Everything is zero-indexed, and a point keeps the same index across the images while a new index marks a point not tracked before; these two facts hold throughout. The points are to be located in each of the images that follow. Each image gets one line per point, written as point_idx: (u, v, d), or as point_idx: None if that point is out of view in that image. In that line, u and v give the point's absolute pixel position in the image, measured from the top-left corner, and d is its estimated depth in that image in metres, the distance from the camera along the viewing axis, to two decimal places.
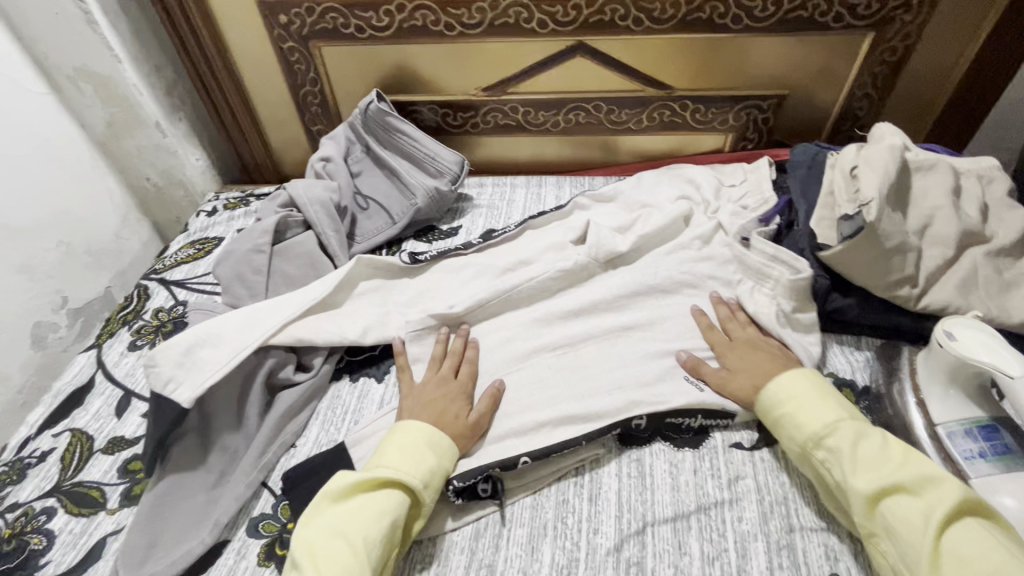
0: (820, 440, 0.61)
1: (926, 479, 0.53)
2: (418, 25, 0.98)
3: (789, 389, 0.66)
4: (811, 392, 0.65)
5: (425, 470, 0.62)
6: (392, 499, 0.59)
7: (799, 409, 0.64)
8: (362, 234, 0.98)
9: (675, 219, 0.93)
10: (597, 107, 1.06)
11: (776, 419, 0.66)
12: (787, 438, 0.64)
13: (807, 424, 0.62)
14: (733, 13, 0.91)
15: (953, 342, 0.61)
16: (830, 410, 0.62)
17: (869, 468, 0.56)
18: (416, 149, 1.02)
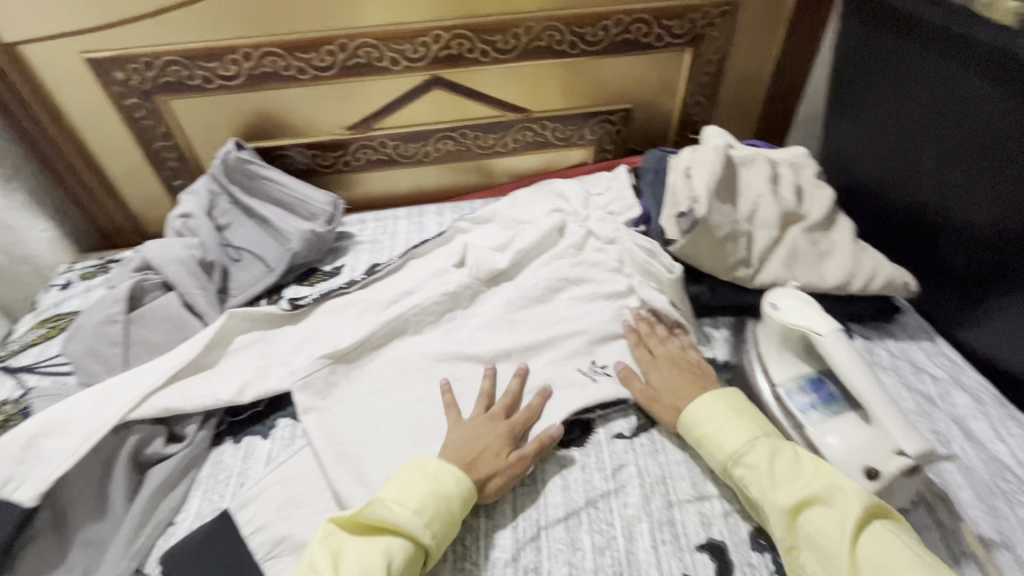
0: (738, 458, 0.62)
1: (834, 489, 0.56)
2: (269, 71, 0.97)
3: (708, 413, 0.67)
4: (725, 413, 0.66)
5: (441, 525, 0.59)
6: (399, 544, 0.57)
7: (717, 430, 0.65)
8: (237, 286, 0.95)
9: (548, 232, 0.99)
10: (463, 134, 1.10)
11: (698, 438, 0.67)
12: (712, 457, 0.65)
13: (725, 443, 0.64)
14: (569, 40, 1.00)
15: (776, 310, 0.71)
16: (743, 428, 0.64)
17: (787, 483, 0.58)
18: (284, 194, 1.01)
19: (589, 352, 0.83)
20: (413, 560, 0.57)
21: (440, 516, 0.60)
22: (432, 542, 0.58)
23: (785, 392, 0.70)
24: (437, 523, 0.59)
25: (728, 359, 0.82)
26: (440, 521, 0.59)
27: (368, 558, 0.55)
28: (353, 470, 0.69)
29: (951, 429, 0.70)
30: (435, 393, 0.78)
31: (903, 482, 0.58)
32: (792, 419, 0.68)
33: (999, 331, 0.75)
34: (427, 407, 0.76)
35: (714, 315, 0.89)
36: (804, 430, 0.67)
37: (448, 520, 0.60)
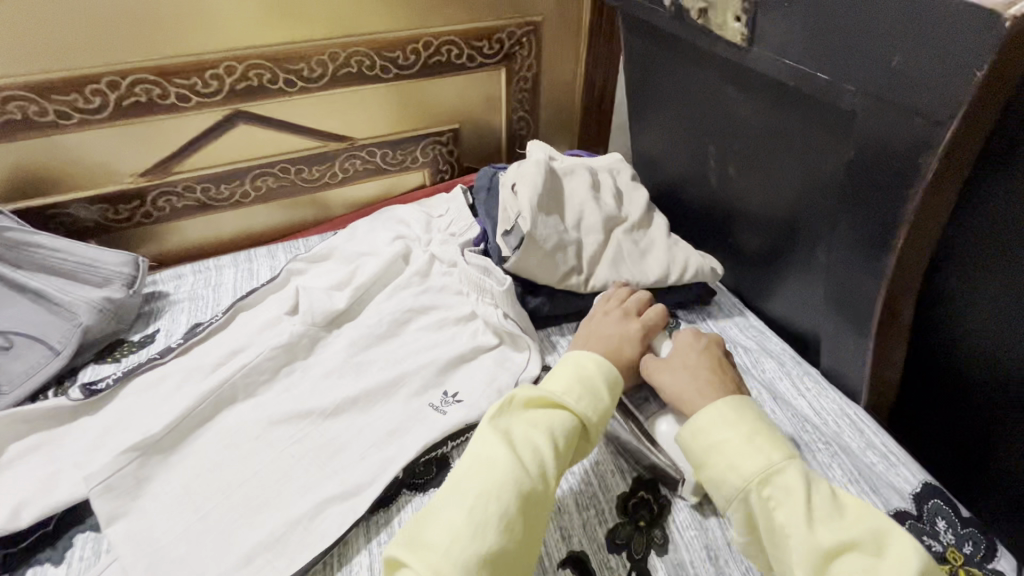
0: (767, 478, 0.55)
1: (881, 538, 0.50)
2: (19, 119, 0.83)
3: (728, 425, 0.59)
4: (754, 426, 0.59)
5: (599, 402, 0.65)
6: (565, 422, 0.62)
7: (739, 446, 0.57)
8: (9, 380, 0.77)
9: (388, 263, 0.95)
10: (283, 169, 1.02)
11: (713, 446, 0.59)
12: (723, 472, 0.57)
13: (750, 459, 0.56)
14: (379, 65, 0.97)
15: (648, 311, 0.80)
16: (777, 445, 0.57)
17: (826, 519, 0.52)
18: (63, 261, 0.86)
19: (439, 384, 0.81)
20: (574, 436, 0.63)
21: (593, 394, 0.65)
22: (591, 415, 0.64)
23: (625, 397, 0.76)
24: (591, 405, 0.64)
25: None
26: (602, 396, 0.65)
27: (529, 440, 0.59)
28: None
29: (762, 395, 0.79)
30: (276, 461, 0.70)
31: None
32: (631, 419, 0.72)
33: (790, 300, 0.86)
34: (265, 479, 0.68)
35: (560, 323, 0.92)
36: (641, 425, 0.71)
37: (602, 395, 0.66)
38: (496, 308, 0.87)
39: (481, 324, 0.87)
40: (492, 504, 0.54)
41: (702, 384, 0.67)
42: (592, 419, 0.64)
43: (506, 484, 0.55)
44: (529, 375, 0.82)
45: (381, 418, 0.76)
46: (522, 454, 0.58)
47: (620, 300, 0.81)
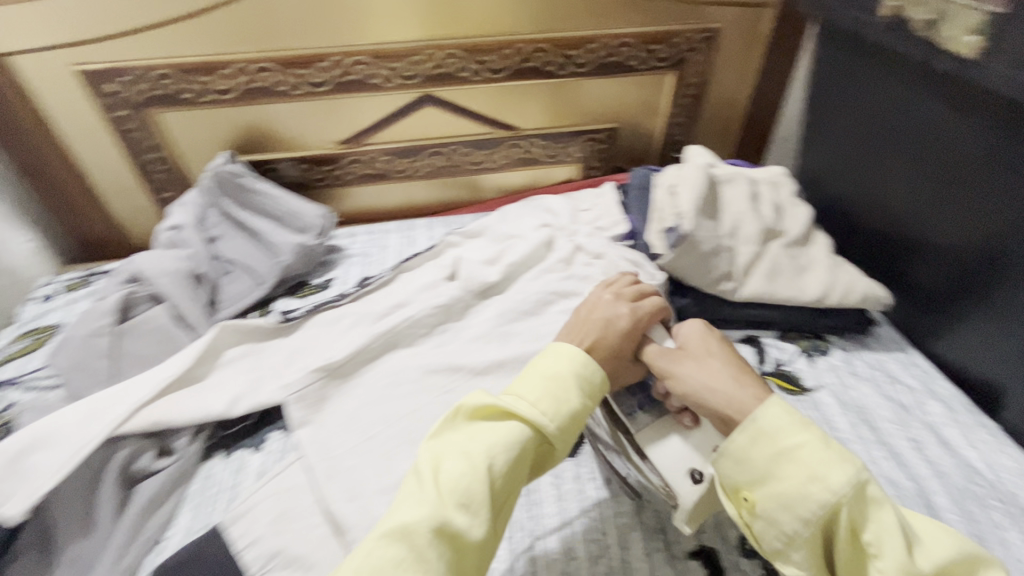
0: (860, 491, 0.46)
1: (969, 559, 0.45)
2: (263, 86, 0.98)
3: (796, 428, 0.50)
4: (817, 431, 0.50)
5: (565, 411, 0.55)
6: (520, 435, 0.54)
7: (820, 452, 0.48)
8: (226, 299, 0.94)
9: (536, 247, 1.01)
10: (453, 150, 1.12)
11: (781, 455, 0.49)
12: (802, 485, 0.48)
13: (834, 470, 0.47)
14: (558, 61, 1.03)
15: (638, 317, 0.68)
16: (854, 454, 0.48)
17: (918, 545, 0.46)
18: (275, 207, 1.02)
19: None
20: (527, 452, 0.54)
21: (550, 405, 0.56)
22: (546, 429, 0.54)
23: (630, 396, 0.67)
24: (551, 416, 0.55)
25: None
26: (573, 400, 0.56)
27: (460, 465, 0.51)
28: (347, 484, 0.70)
29: (925, 437, 0.74)
30: (431, 405, 0.79)
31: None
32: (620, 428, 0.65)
33: (966, 344, 0.79)
34: (421, 418, 0.77)
35: None
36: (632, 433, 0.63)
37: (564, 406, 0.56)
38: None
39: None
40: (427, 536, 0.46)
41: (727, 378, 0.57)
42: (557, 431, 0.55)
43: (450, 504, 0.48)
44: None
45: None
46: (469, 471, 0.50)
47: (617, 287, 0.72)
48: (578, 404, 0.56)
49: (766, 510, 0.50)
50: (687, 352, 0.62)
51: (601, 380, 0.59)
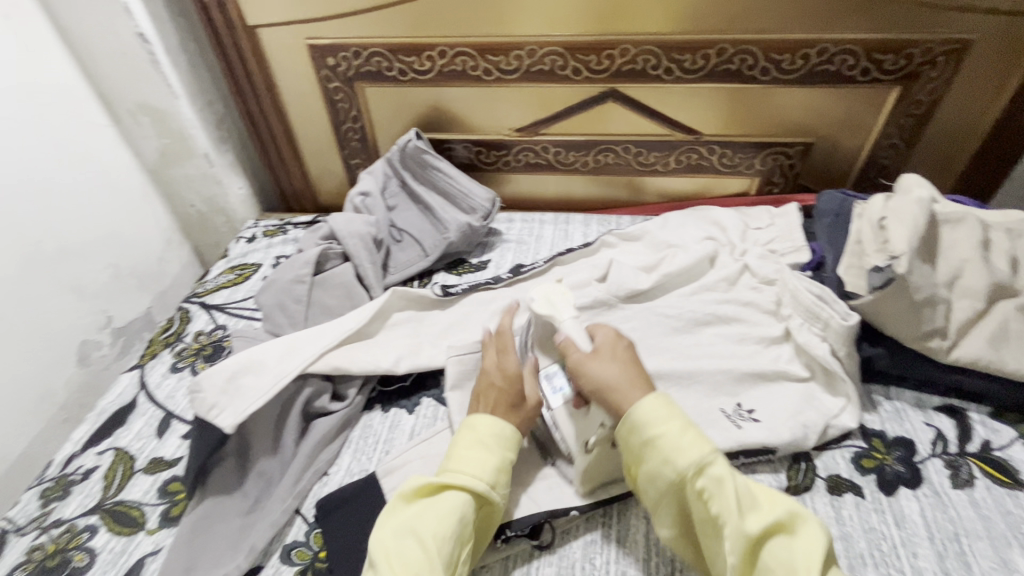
0: (702, 469, 0.56)
1: (794, 519, 0.53)
2: (458, 69, 1.03)
3: (661, 418, 0.59)
4: (682, 421, 0.60)
5: (490, 468, 0.62)
6: (463, 501, 0.59)
7: (676, 437, 0.58)
8: (395, 266, 1.01)
9: (700, 261, 0.96)
10: (625, 149, 1.09)
11: (647, 443, 0.59)
12: (662, 464, 0.58)
13: (683, 452, 0.57)
14: (762, 65, 0.95)
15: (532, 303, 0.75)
16: (699, 442, 0.58)
17: (751, 509, 0.54)
18: (451, 185, 1.06)
19: (734, 395, 0.78)
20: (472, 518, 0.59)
21: (489, 467, 0.62)
22: (486, 488, 0.61)
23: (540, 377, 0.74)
24: (490, 475, 0.62)
25: (901, 437, 0.74)
26: (495, 457, 0.63)
27: (411, 546, 0.56)
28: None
29: None
30: None
31: (609, 456, 0.67)
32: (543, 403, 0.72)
33: None
34: None
35: (885, 383, 0.80)
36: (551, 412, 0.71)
37: (495, 466, 0.63)
38: (822, 340, 0.78)
39: (791, 352, 0.82)
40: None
41: (634, 377, 0.64)
42: (498, 488, 0.62)
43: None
44: (840, 423, 0.74)
45: None
46: (419, 548, 0.55)
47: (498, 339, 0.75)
48: (500, 459, 0.63)
49: (645, 484, 0.60)
50: (602, 356, 0.67)
51: (505, 430, 0.65)
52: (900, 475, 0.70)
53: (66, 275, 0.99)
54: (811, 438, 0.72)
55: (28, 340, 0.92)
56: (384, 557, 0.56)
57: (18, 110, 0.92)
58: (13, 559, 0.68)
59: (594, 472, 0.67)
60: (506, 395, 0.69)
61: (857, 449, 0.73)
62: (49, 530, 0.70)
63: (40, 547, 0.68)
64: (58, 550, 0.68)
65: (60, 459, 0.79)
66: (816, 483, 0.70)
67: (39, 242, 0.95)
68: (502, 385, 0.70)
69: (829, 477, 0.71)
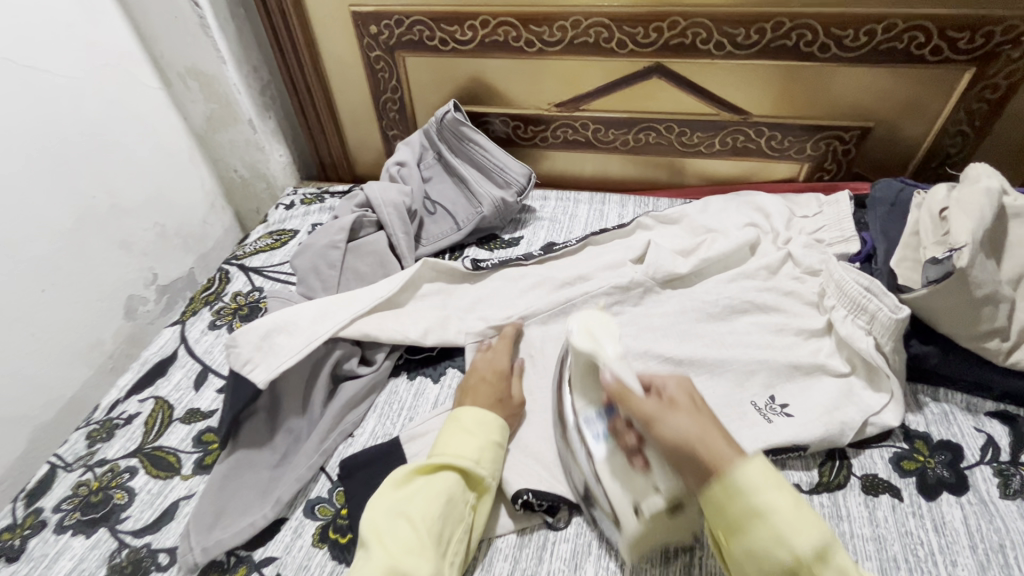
0: (824, 554, 0.46)
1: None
2: (499, 40, 1.01)
3: (774, 490, 0.49)
4: (794, 495, 0.49)
5: (473, 448, 0.64)
6: (449, 481, 0.61)
7: (791, 514, 0.48)
8: (428, 237, 1.01)
9: (739, 246, 0.92)
10: (668, 128, 1.05)
11: (757, 513, 0.48)
12: (772, 547, 0.47)
13: (799, 538, 0.47)
14: (821, 41, 0.89)
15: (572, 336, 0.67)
16: (817, 523, 0.47)
17: None
18: (486, 159, 1.05)
19: (767, 386, 0.75)
20: (459, 498, 0.61)
21: (472, 448, 0.64)
22: (470, 466, 0.62)
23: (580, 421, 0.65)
24: (473, 456, 0.63)
25: (947, 441, 0.70)
26: (477, 438, 0.65)
27: (400, 525, 0.57)
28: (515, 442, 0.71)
29: None
30: None
31: (670, 521, 0.58)
32: (583, 452, 0.63)
33: None
34: None
35: (933, 384, 0.76)
36: (592, 464, 0.62)
37: (478, 447, 0.64)
38: (867, 334, 0.73)
39: (832, 345, 0.78)
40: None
41: (722, 431, 0.54)
42: (482, 466, 0.64)
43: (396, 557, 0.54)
44: (880, 421, 0.71)
45: (700, 393, 0.75)
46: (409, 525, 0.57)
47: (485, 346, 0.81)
48: (483, 441, 0.65)
49: (740, 561, 0.49)
50: (678, 407, 0.57)
51: (500, 422, 0.68)
52: (943, 480, 0.66)
53: (116, 232, 1.04)
54: (848, 435, 0.69)
55: (81, 290, 0.97)
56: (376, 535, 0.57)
57: (77, 70, 0.95)
58: (60, 493, 0.72)
59: (647, 540, 0.59)
60: (493, 391, 0.72)
61: (897, 450, 0.70)
62: (93, 468, 0.74)
63: (85, 484, 0.72)
64: (101, 488, 0.72)
65: (106, 404, 0.83)
66: (849, 481, 0.67)
67: (93, 198, 0.99)
68: (489, 383, 0.74)
69: (864, 476, 0.68)
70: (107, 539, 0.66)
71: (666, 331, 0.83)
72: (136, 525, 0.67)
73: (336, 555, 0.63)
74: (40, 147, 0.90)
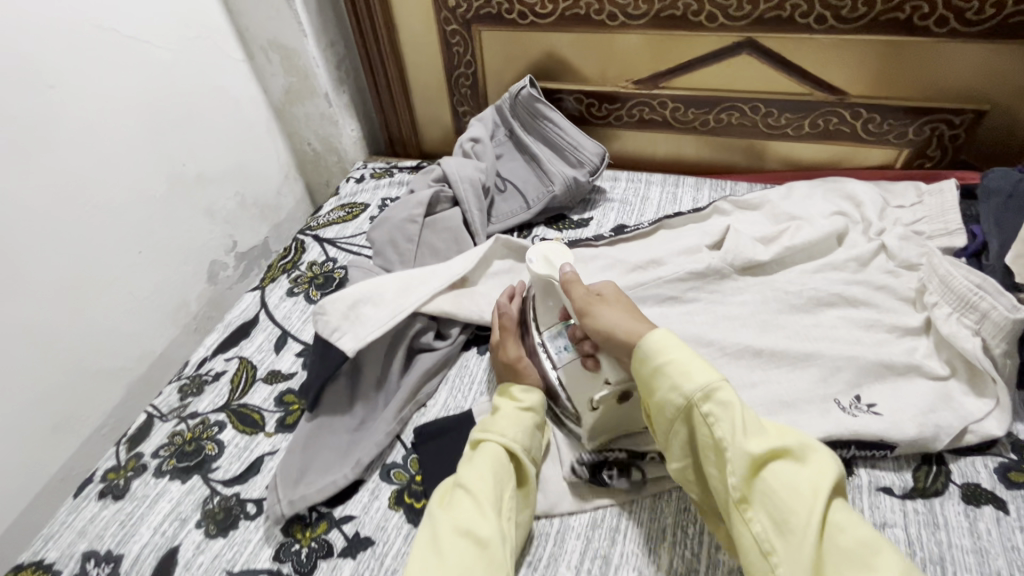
0: (709, 393, 0.55)
1: (805, 449, 0.51)
2: (581, 13, 0.98)
3: (672, 351, 0.58)
4: (692, 355, 0.58)
5: (493, 421, 0.66)
6: (476, 453, 0.63)
7: (691, 361, 0.57)
8: (497, 215, 1.01)
9: (828, 236, 0.87)
10: (753, 108, 1.00)
11: (659, 367, 0.58)
12: (669, 393, 0.56)
13: (684, 379, 0.56)
14: (939, 14, 0.82)
15: (531, 264, 0.75)
16: (701, 369, 0.56)
17: (756, 432, 0.53)
18: (560, 137, 1.03)
19: (857, 384, 0.71)
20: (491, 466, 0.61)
21: (491, 421, 0.66)
22: (489, 436, 0.64)
23: (546, 341, 0.72)
24: (492, 427, 0.65)
25: None
26: (496, 413, 0.67)
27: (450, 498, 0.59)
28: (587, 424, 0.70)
29: None
30: None
31: (618, 410, 0.67)
32: (549, 365, 0.70)
33: None
34: None
35: None
36: (557, 371, 0.70)
37: (497, 419, 0.66)
38: (975, 333, 0.68)
39: (931, 345, 0.73)
40: (457, 542, 0.54)
41: (639, 319, 0.64)
42: (506, 434, 0.64)
43: (461, 520, 0.55)
44: (982, 429, 0.65)
45: (783, 386, 0.72)
46: (468, 495, 0.58)
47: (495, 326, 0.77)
48: (512, 409, 0.66)
49: (654, 412, 0.58)
50: (609, 302, 0.66)
51: (523, 386, 0.69)
52: None
53: (202, 198, 1.09)
54: (943, 439, 0.65)
55: (171, 253, 1.03)
56: (441, 504, 0.59)
57: (171, 41, 0.99)
58: (157, 440, 0.77)
59: (603, 429, 0.67)
60: (500, 369, 0.73)
61: (1003, 461, 0.65)
62: (186, 420, 0.79)
63: (179, 433, 0.77)
64: (193, 438, 0.76)
65: (195, 361, 0.88)
66: (947, 489, 0.63)
67: (184, 165, 1.04)
68: (498, 361, 0.73)
69: (965, 484, 0.63)
70: (200, 486, 0.71)
71: (746, 320, 0.80)
72: (226, 476, 0.71)
73: (411, 519, 0.65)
74: (140, 116, 0.95)
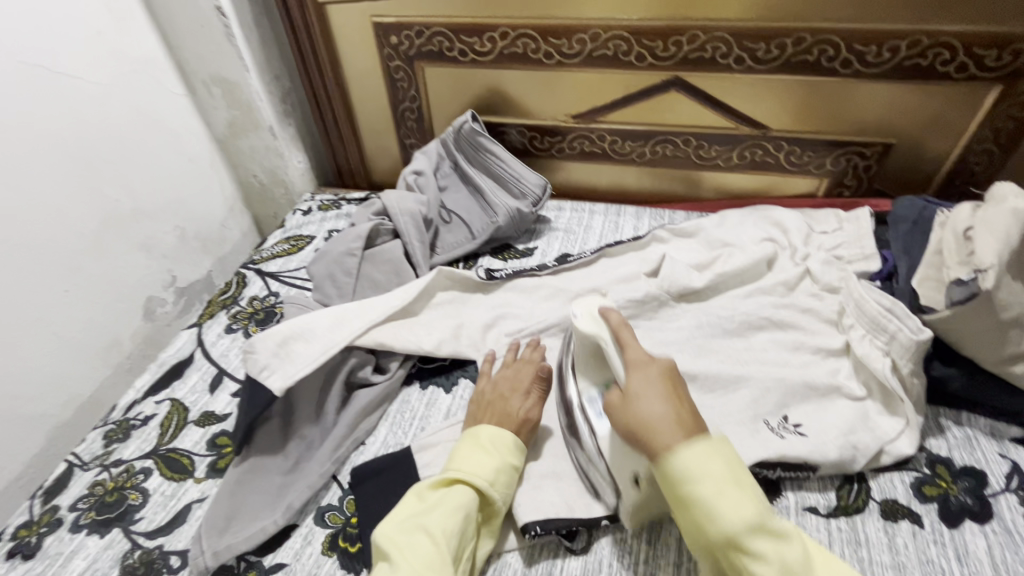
0: (750, 535, 0.48)
1: None
2: (519, 52, 1.02)
3: (716, 476, 0.50)
4: (734, 474, 0.51)
5: (490, 469, 0.63)
6: (463, 499, 0.60)
7: (731, 495, 0.49)
8: (443, 247, 1.02)
9: (757, 262, 0.91)
10: (686, 141, 1.05)
11: (693, 495, 0.50)
12: (699, 521, 0.50)
13: (724, 517, 0.48)
14: (843, 57, 0.88)
15: (575, 319, 0.67)
16: (742, 505, 0.49)
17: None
18: (504, 171, 1.05)
19: (783, 407, 0.74)
20: (470, 519, 0.59)
21: (490, 471, 0.63)
22: (485, 490, 0.61)
23: (582, 399, 0.68)
24: (490, 481, 0.62)
25: (970, 467, 0.68)
26: (492, 462, 0.63)
27: (423, 542, 0.56)
28: (552, 433, 0.73)
29: None
30: None
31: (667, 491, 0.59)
32: (586, 428, 0.66)
33: None
34: None
35: (954, 407, 0.75)
36: (593, 437, 0.65)
37: (494, 470, 0.63)
38: (885, 354, 0.71)
39: (850, 366, 0.77)
40: None
41: (680, 415, 0.55)
42: (496, 488, 0.62)
43: (419, 572, 0.53)
44: (895, 446, 0.69)
45: (713, 408, 0.74)
46: (439, 548, 0.55)
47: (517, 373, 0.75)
48: (504, 464, 0.64)
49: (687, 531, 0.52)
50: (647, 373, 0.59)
51: (516, 442, 0.66)
52: (967, 507, 0.65)
53: (138, 234, 1.06)
54: (861, 459, 0.68)
55: (102, 291, 0.99)
56: (404, 549, 0.56)
57: (104, 76, 0.97)
58: (77, 491, 0.73)
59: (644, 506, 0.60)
60: (510, 415, 0.69)
61: (918, 475, 0.68)
62: (109, 468, 0.75)
63: (101, 484, 0.73)
64: (116, 488, 0.72)
65: (123, 404, 0.84)
66: (868, 505, 0.66)
67: (117, 201, 1.01)
68: (509, 405, 0.70)
69: (883, 500, 0.66)
70: (120, 540, 0.67)
71: (679, 345, 0.82)
72: (148, 527, 0.68)
73: (344, 565, 0.63)
74: (69, 152, 0.92)
